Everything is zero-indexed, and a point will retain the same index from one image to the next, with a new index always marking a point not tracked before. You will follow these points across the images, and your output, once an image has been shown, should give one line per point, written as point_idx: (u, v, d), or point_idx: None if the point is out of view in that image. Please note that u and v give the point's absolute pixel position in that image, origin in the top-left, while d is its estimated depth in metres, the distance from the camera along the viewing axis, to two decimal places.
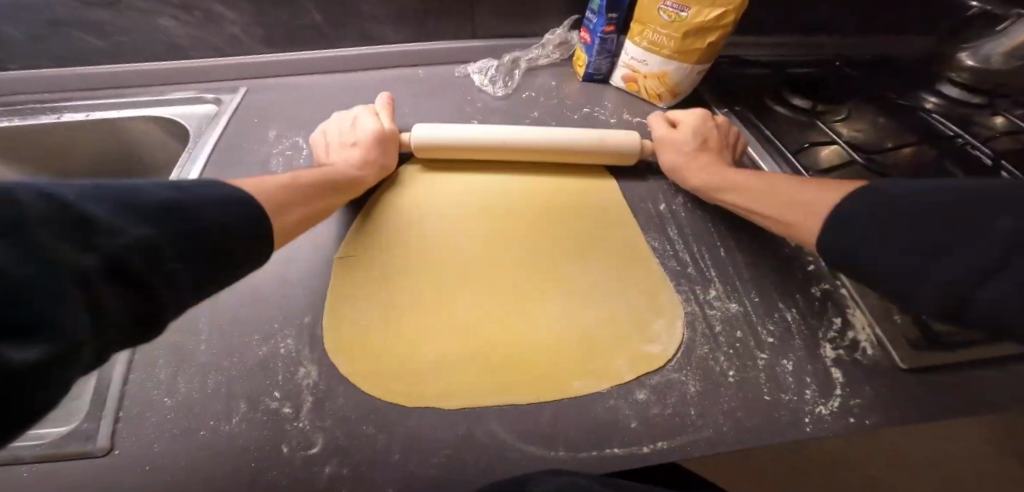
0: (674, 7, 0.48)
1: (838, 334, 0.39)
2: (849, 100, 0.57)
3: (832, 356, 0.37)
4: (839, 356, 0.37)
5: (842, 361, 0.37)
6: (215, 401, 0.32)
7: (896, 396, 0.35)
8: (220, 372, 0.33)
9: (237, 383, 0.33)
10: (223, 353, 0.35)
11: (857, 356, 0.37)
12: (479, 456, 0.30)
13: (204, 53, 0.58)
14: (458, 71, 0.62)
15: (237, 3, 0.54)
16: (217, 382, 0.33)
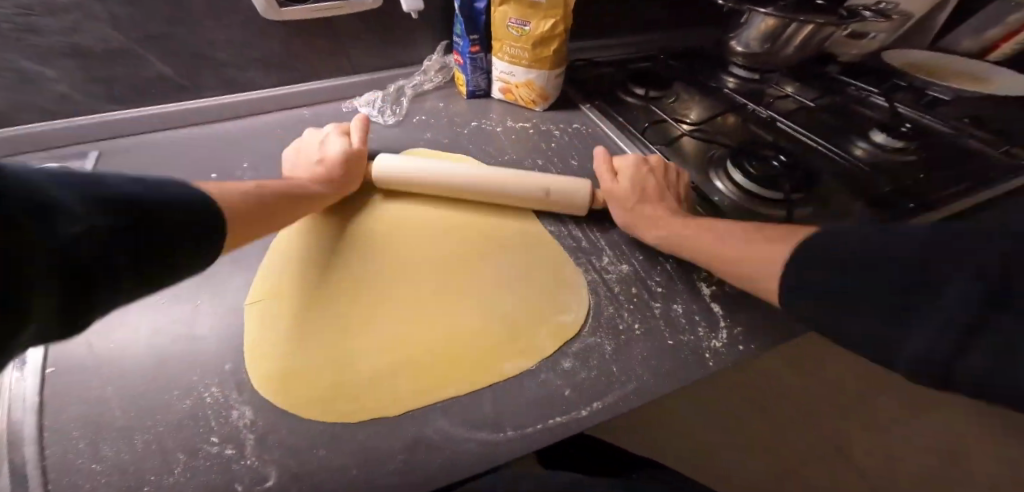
0: (518, 22, 0.56)
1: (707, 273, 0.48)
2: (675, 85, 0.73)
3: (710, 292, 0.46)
4: (713, 290, 0.46)
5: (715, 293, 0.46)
6: (150, 458, 0.30)
7: (753, 309, 0.44)
8: (147, 429, 0.32)
9: (169, 438, 0.31)
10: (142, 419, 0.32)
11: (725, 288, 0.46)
12: (433, 453, 0.33)
13: (35, 120, 0.51)
14: (345, 106, 0.64)
15: (63, 61, 0.48)
16: (147, 440, 0.31)
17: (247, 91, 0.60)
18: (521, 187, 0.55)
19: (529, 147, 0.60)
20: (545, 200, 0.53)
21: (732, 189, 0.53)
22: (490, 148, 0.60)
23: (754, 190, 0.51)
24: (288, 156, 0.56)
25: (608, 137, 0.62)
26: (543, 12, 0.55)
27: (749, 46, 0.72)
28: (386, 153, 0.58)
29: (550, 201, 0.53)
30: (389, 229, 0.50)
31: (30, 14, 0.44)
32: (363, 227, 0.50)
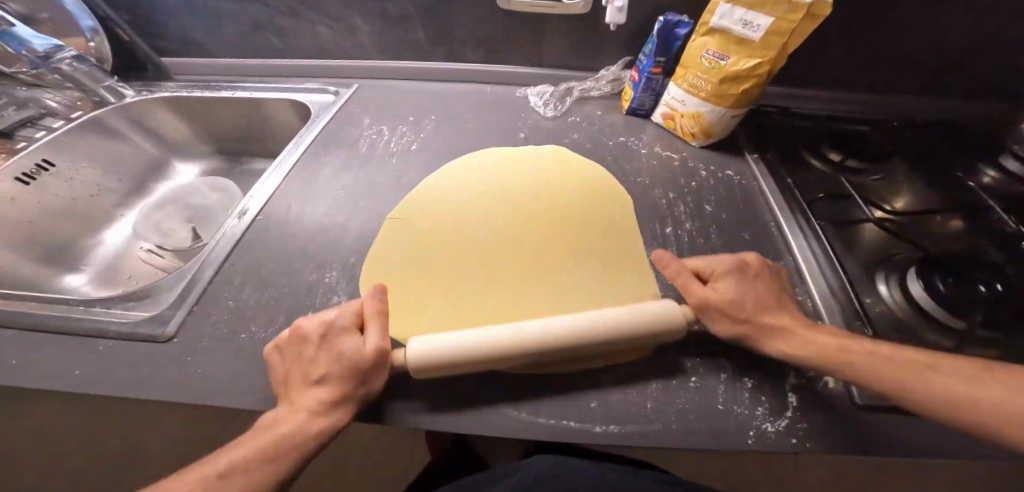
0: (715, 55, 0.54)
1: (807, 366, 0.40)
2: (893, 158, 0.59)
3: (794, 382, 0.38)
4: (799, 382, 0.38)
5: (801, 387, 0.38)
6: (262, 313, 0.41)
7: (860, 433, 0.35)
8: (275, 288, 0.44)
9: (284, 302, 0.42)
10: (285, 270, 0.45)
11: (820, 386, 0.38)
12: (451, 401, 0.38)
13: (339, 55, 0.76)
14: (520, 92, 0.73)
15: (371, 18, 0.70)
16: (270, 298, 0.43)
17: (458, 63, 0.76)
18: (638, 210, 0.55)
19: (664, 177, 0.59)
20: (658, 233, 0.51)
21: (900, 300, 0.41)
22: (624, 165, 0.61)
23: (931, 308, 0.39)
24: (462, 119, 0.68)
25: (762, 193, 0.55)
26: (749, 50, 0.52)
27: None
28: (533, 139, 0.65)
29: (665, 234, 0.51)
30: (507, 202, 0.56)
31: None
32: (488, 189, 0.57)
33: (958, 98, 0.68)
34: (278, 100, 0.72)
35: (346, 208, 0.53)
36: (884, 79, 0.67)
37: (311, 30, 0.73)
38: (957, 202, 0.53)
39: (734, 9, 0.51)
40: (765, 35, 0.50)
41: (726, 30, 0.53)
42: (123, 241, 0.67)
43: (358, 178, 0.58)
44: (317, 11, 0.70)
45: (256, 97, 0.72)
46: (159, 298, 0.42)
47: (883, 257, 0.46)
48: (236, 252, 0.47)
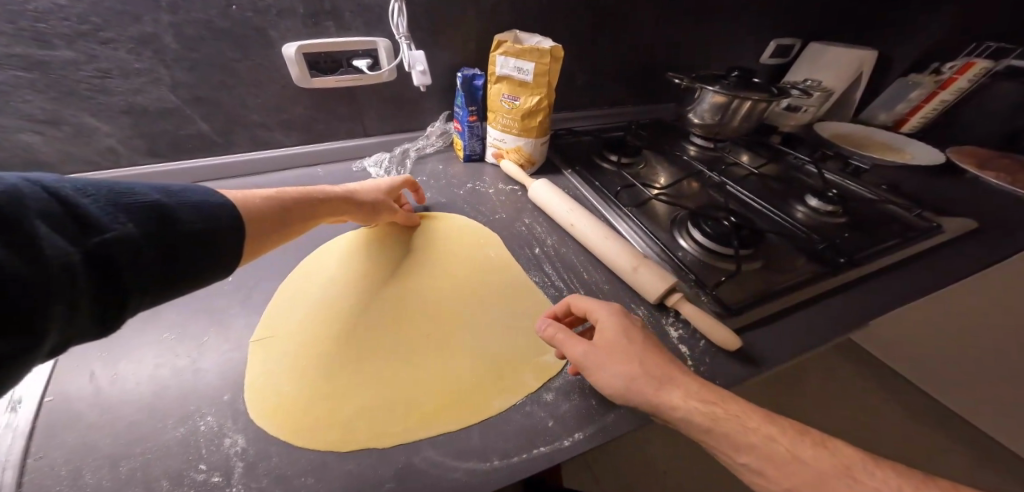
0: (509, 98, 0.66)
1: (677, 318, 0.51)
2: (644, 153, 0.86)
3: (677, 336, 0.48)
4: (681, 335, 0.49)
5: (684, 337, 0.48)
6: (131, 485, 0.32)
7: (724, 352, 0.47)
8: (134, 457, 0.34)
9: (154, 467, 0.34)
10: (135, 440, 0.35)
11: (690, 329, 0.49)
12: (422, 480, 0.35)
13: (77, 167, 0.57)
14: (356, 166, 0.72)
15: (116, 117, 0.55)
16: (131, 468, 0.34)
17: (268, 148, 0.68)
18: (506, 241, 0.62)
19: (513, 209, 0.68)
20: (530, 255, 0.60)
21: (694, 247, 0.60)
22: (484, 209, 0.68)
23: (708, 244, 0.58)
24: None
25: (585, 199, 0.70)
26: (530, 90, 0.65)
27: (702, 116, 0.91)
28: None
29: (535, 255, 0.60)
30: (391, 276, 0.55)
31: (106, 76, 0.52)
32: (365, 272, 0.55)
33: (654, 104, 1.06)
34: None
35: (187, 350, 0.44)
36: (615, 99, 0.99)
37: (9, 142, 0.52)
38: (687, 171, 0.81)
39: (508, 59, 0.64)
40: (535, 77, 0.64)
41: (509, 77, 0.65)
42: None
43: (193, 313, 0.48)
44: (8, 114, 0.50)
45: None
46: None
47: (669, 219, 0.66)
48: (35, 466, 0.33)
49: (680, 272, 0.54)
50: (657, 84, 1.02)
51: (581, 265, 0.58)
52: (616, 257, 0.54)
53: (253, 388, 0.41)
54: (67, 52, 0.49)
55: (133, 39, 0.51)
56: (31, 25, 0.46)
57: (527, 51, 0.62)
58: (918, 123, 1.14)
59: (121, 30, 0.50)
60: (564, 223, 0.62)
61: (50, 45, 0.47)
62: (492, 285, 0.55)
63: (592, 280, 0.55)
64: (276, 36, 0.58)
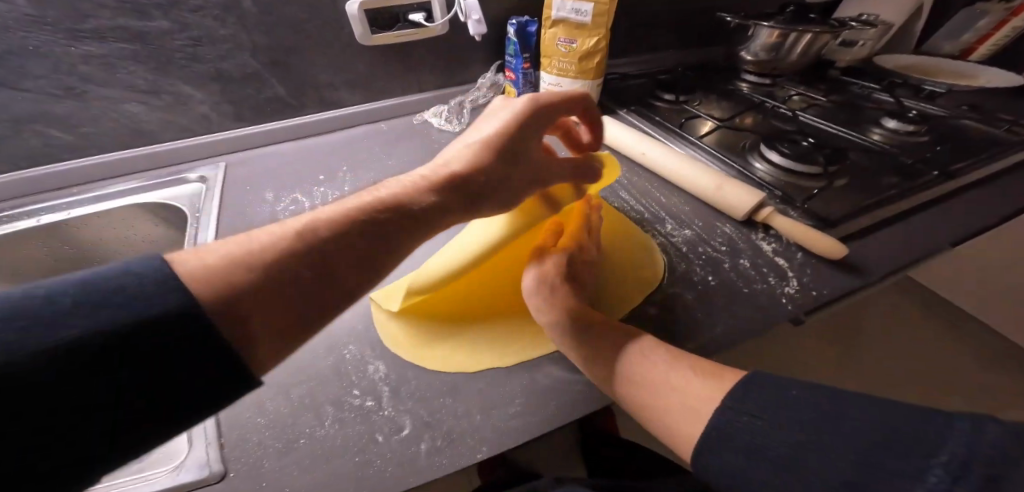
0: (566, 41, 0.67)
1: (767, 233, 0.50)
2: (699, 92, 0.84)
3: (770, 248, 0.48)
4: (774, 246, 0.48)
5: (778, 249, 0.48)
6: (304, 411, 0.34)
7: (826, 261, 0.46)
8: (301, 385, 0.36)
9: (318, 392, 0.36)
10: (298, 369, 0.38)
11: (783, 242, 0.49)
12: (551, 392, 0.37)
13: (174, 134, 0.61)
14: (417, 119, 0.74)
15: (206, 84, 0.59)
16: (301, 395, 0.35)
17: (335, 108, 0.71)
18: None
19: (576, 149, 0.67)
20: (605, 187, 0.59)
21: (771, 169, 0.59)
22: None
23: (791, 165, 0.57)
24: (374, 158, 0.63)
25: (648, 133, 0.69)
26: (588, 32, 0.66)
27: (756, 54, 0.89)
28: None
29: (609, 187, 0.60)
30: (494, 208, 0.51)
31: (197, 44, 0.56)
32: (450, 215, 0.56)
33: (698, 47, 1.02)
34: (137, 204, 0.55)
35: None
36: (660, 43, 0.96)
37: (118, 113, 0.56)
38: (747, 105, 0.79)
39: (565, 2, 0.64)
40: (592, 18, 0.65)
41: (565, 20, 0.66)
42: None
43: None
44: (115, 85, 0.54)
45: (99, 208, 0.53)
46: (171, 448, 0.32)
47: (740, 148, 0.65)
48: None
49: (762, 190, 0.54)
50: (702, 24, 0.98)
51: (659, 193, 0.57)
52: (696, 179, 0.54)
53: (376, 313, 0.43)
54: (165, 22, 0.52)
55: (219, 4, 0.54)
56: None
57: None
58: (988, 50, 1.05)
59: None
60: (634, 154, 0.61)
61: (149, 15, 0.51)
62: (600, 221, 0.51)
63: (671, 204, 0.56)
64: None
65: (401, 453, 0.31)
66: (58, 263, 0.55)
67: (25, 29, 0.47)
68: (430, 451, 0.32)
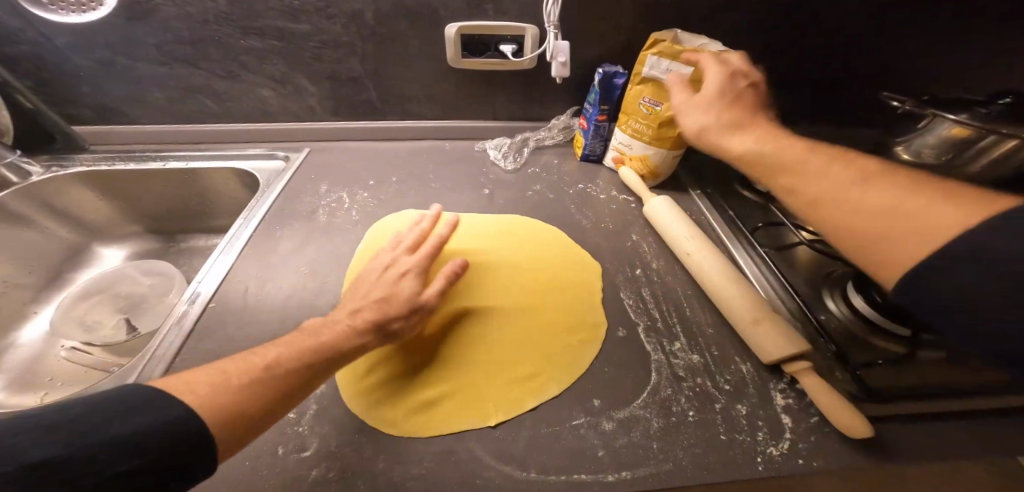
0: (651, 102, 0.56)
1: (788, 385, 0.42)
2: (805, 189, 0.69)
3: (782, 403, 0.41)
4: (788, 403, 0.41)
5: (791, 407, 0.41)
6: None
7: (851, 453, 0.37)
8: None
9: None
10: None
11: (805, 402, 0.41)
12: (459, 471, 0.36)
13: (284, 118, 0.73)
14: (478, 146, 0.78)
15: (319, 81, 0.69)
16: None
17: (413, 119, 0.77)
18: (607, 258, 0.58)
19: (616, 222, 0.63)
20: (630, 276, 0.55)
21: (847, 310, 0.48)
22: (589, 217, 0.64)
23: (872, 317, 0.46)
24: (424, 177, 0.70)
25: (711, 228, 0.60)
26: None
27: (920, 153, 0.67)
28: (498, 194, 0.68)
29: (635, 276, 0.55)
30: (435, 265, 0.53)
31: (324, 48, 0.64)
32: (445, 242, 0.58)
33: (839, 125, 0.84)
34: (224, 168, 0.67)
35: (313, 286, 0.51)
36: (785, 113, 0.81)
37: (253, 95, 0.69)
38: None
39: (659, 61, 0.53)
40: (689, 83, 0.53)
41: (657, 79, 0.55)
42: (38, 343, 0.57)
43: (320, 252, 0.55)
44: (259, 74, 0.66)
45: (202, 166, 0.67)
46: None
47: (821, 273, 0.53)
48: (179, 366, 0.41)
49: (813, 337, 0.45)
50: (853, 100, 0.80)
51: (686, 300, 0.52)
52: (734, 305, 0.46)
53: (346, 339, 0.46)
54: (305, 25, 0.61)
55: (348, 15, 0.61)
56: (291, 3, 0.59)
57: (689, 52, 0.50)
58: None
59: (341, 7, 0.60)
60: (678, 248, 0.55)
61: (298, 19, 0.60)
62: (488, 291, 0.51)
63: (694, 318, 0.50)
64: (444, 16, 0.63)
65: (294, 473, 0.35)
66: (163, 201, 0.70)
67: (213, 22, 0.59)
68: (316, 481, 0.35)
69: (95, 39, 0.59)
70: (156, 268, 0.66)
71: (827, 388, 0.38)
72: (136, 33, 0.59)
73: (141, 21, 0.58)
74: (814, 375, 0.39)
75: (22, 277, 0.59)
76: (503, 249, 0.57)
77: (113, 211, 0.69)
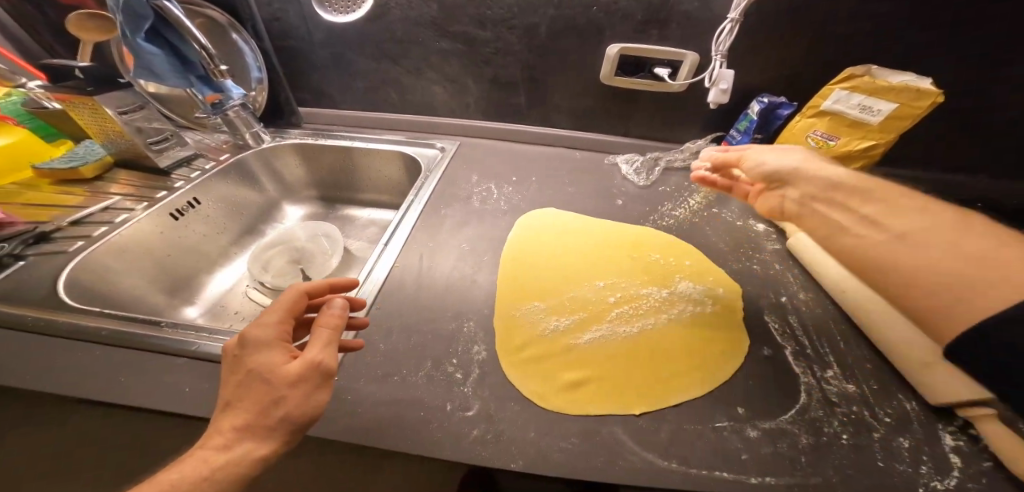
0: (823, 135, 0.55)
1: (959, 428, 0.39)
2: None
3: (952, 443, 0.38)
4: (959, 444, 0.38)
5: (962, 449, 0.37)
6: (409, 359, 0.46)
7: None
8: (420, 333, 0.48)
9: (428, 348, 0.47)
10: (425, 320, 0.50)
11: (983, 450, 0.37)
12: (607, 450, 0.39)
13: (446, 114, 0.85)
14: (608, 159, 0.81)
15: (483, 84, 0.79)
16: (417, 342, 0.47)
17: (551, 127, 0.84)
18: (745, 282, 0.56)
19: (753, 249, 0.61)
20: (772, 302, 0.53)
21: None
22: (726, 241, 0.63)
23: None
24: (559, 181, 0.75)
25: None
26: (863, 132, 0.52)
27: None
28: (630, 206, 0.71)
29: (779, 303, 0.53)
30: (576, 262, 0.59)
31: (497, 55, 0.74)
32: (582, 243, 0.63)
33: None
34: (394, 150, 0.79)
35: (471, 262, 0.58)
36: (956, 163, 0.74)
37: (428, 91, 0.81)
38: None
39: (851, 96, 0.51)
40: (885, 120, 0.50)
41: (839, 114, 0.53)
42: (232, 281, 0.69)
43: (474, 233, 0.63)
44: (439, 73, 0.78)
45: (378, 147, 0.79)
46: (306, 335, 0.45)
47: None
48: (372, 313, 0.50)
49: None
50: None
51: (842, 334, 0.48)
52: (902, 343, 0.42)
53: (502, 310, 0.52)
54: (489, 33, 0.71)
55: (526, 27, 0.69)
56: (484, 14, 0.68)
57: (895, 88, 0.47)
58: None
59: (523, 19, 0.69)
60: (829, 277, 0.52)
61: (484, 27, 0.70)
62: (626, 291, 0.55)
63: (852, 353, 0.46)
64: (609, 36, 0.69)
65: (462, 426, 0.40)
66: (338, 173, 0.84)
67: (422, 26, 0.71)
68: (480, 438, 0.39)
69: (329, 37, 0.74)
70: (322, 230, 0.76)
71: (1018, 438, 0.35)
72: (359, 34, 0.73)
73: (366, 26, 0.72)
74: (996, 422, 0.36)
75: (234, 223, 0.73)
76: (641, 255, 0.60)
77: (301, 179, 0.84)
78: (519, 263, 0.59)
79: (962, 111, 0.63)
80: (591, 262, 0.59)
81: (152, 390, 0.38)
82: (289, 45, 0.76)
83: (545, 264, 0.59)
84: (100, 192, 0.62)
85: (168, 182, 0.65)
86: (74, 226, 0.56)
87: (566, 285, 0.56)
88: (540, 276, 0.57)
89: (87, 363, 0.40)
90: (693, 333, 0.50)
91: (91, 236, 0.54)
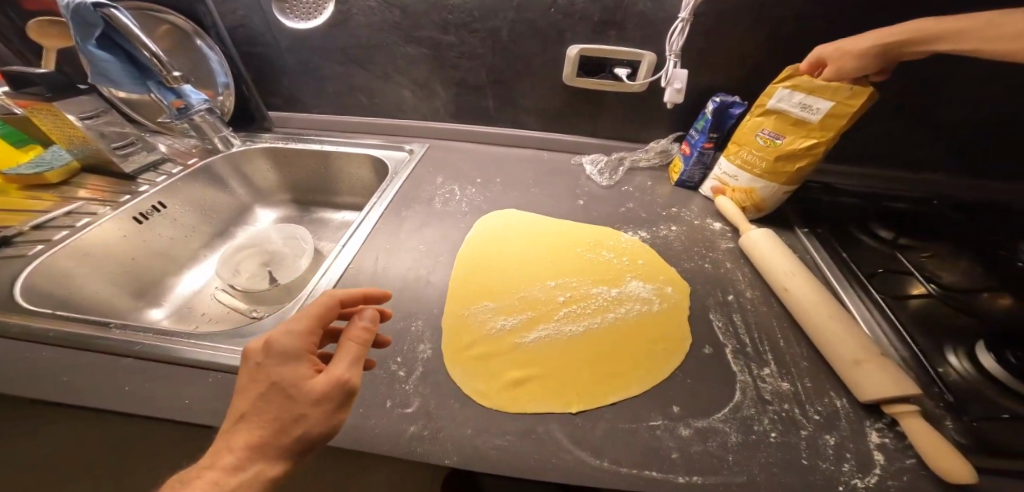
0: (771, 134, 0.55)
1: (885, 426, 0.39)
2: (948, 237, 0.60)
3: (877, 440, 0.38)
4: (884, 442, 0.38)
5: (887, 447, 0.38)
6: None
7: None
8: None
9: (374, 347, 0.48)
10: None
11: (906, 448, 0.38)
12: (540, 447, 0.39)
13: (415, 117, 0.86)
14: (575, 160, 0.82)
15: (450, 87, 0.80)
16: None
17: (519, 128, 0.85)
18: (697, 280, 0.57)
19: (707, 248, 0.62)
20: (720, 301, 0.54)
21: (970, 367, 0.42)
22: (683, 240, 0.64)
23: (1002, 377, 0.40)
24: (524, 182, 0.76)
25: (817, 266, 0.56)
26: (807, 131, 0.53)
27: None
28: (592, 206, 0.71)
29: (727, 302, 0.54)
30: (532, 263, 0.60)
31: (461, 59, 0.75)
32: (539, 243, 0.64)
33: None
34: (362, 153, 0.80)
35: (427, 263, 0.59)
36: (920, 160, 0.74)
37: (396, 95, 0.82)
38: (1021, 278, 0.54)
39: (793, 94, 0.51)
40: (823, 118, 0.51)
41: (783, 112, 0.53)
42: (201, 282, 0.70)
43: (432, 234, 0.64)
44: (406, 77, 0.79)
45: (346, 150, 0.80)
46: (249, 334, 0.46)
47: (944, 324, 0.47)
48: None
49: (924, 384, 0.41)
50: None
51: (783, 333, 0.49)
52: (836, 341, 0.43)
53: (452, 310, 0.53)
54: (452, 37, 0.72)
55: (488, 30, 0.70)
56: (446, 18, 0.69)
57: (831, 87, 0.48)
58: None
59: (484, 23, 0.69)
60: (774, 276, 0.52)
61: (447, 31, 0.71)
62: (578, 290, 0.56)
63: (792, 352, 0.47)
64: (570, 38, 0.69)
65: (399, 424, 0.40)
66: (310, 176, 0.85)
67: (385, 30, 0.72)
68: (415, 435, 0.39)
69: (296, 43, 0.75)
70: (291, 232, 0.76)
71: (935, 433, 0.35)
72: (325, 39, 0.74)
73: (332, 31, 0.73)
74: (918, 419, 0.37)
75: (204, 226, 0.74)
76: (595, 255, 0.61)
77: (273, 182, 0.85)
78: (474, 264, 0.59)
79: (919, 108, 0.63)
80: (547, 262, 0.60)
81: (96, 391, 0.39)
82: (258, 50, 0.78)
83: (500, 264, 0.60)
84: (68, 196, 0.64)
85: (134, 186, 0.67)
86: (36, 231, 0.57)
87: (519, 285, 0.57)
88: (494, 276, 0.58)
89: (36, 363, 0.42)
90: (637, 331, 0.51)
91: (52, 239, 0.56)
